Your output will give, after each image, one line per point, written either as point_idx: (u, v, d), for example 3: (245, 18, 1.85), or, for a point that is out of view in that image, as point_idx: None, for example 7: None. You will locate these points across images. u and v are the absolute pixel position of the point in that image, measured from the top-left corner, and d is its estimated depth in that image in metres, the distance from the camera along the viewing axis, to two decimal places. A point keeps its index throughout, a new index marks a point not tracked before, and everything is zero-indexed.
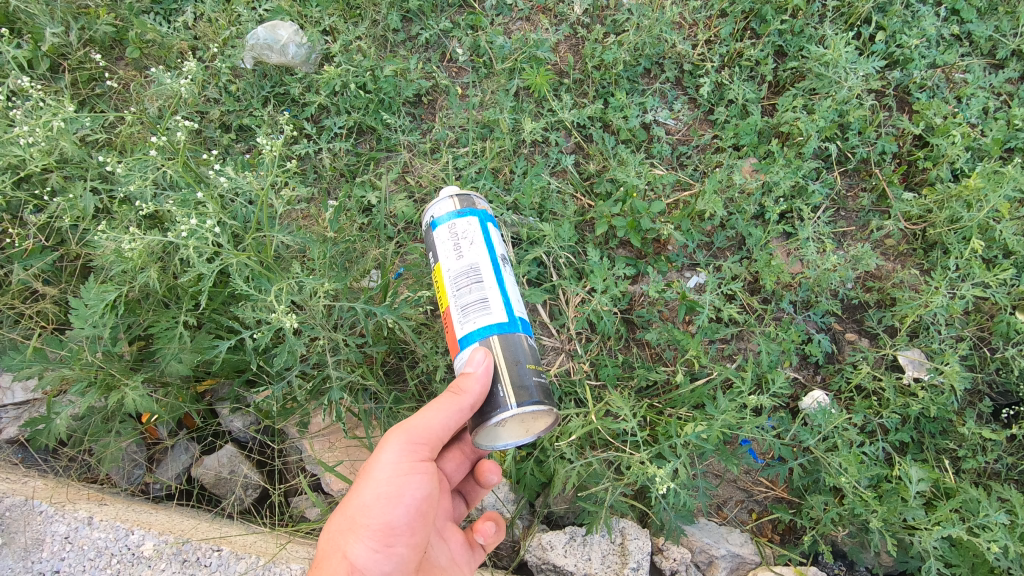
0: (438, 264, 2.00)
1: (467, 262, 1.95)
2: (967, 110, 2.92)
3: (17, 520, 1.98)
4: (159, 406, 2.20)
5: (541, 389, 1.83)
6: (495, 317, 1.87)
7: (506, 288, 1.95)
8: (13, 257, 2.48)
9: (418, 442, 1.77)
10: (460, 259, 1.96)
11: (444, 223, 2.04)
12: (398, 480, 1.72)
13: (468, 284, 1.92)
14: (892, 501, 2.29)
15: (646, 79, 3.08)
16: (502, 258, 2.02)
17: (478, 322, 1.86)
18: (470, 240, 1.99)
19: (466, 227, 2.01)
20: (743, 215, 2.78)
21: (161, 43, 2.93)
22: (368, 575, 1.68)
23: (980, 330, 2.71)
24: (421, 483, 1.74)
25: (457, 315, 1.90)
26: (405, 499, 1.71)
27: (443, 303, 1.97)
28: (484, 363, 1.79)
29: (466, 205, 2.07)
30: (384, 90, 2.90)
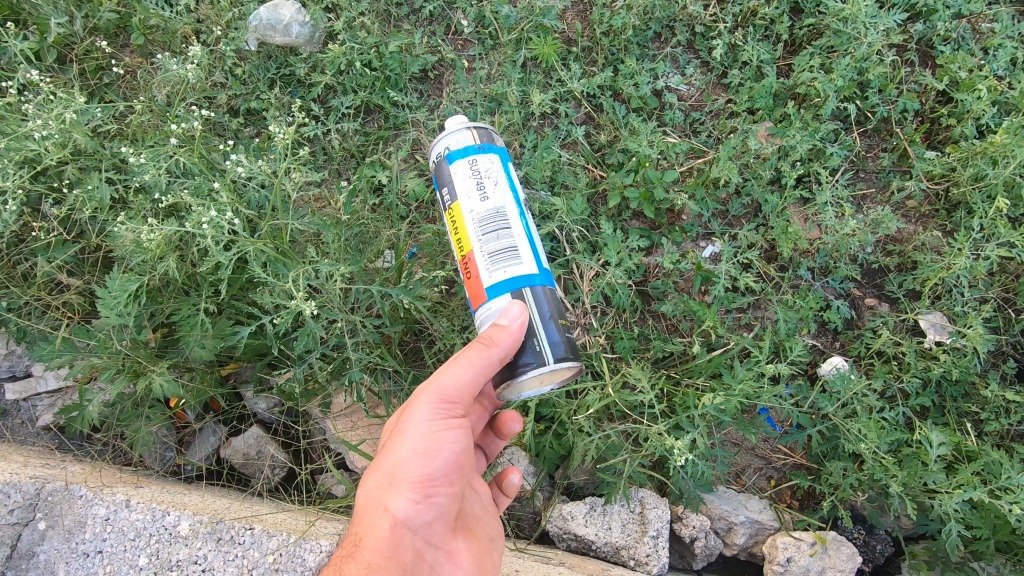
0: (457, 204, 1.99)
1: (495, 205, 1.97)
2: (994, 62, 2.80)
3: (59, 504, 2.06)
4: (185, 391, 2.26)
5: (568, 346, 1.84)
6: (526, 268, 1.89)
7: (531, 237, 1.98)
8: (35, 250, 2.53)
9: (450, 400, 1.75)
10: (485, 202, 1.96)
11: (462, 159, 2.02)
12: (433, 436, 1.73)
13: (494, 228, 1.93)
14: (913, 465, 2.29)
15: (657, 44, 2.99)
16: (524, 205, 2.06)
17: (509, 271, 1.87)
18: (494, 181, 2.00)
19: (488, 166, 2.02)
20: (759, 181, 2.73)
21: (165, 28, 2.91)
22: (412, 524, 1.76)
23: (1005, 291, 2.66)
24: (456, 437, 1.77)
25: (484, 262, 1.90)
26: (442, 454, 1.74)
27: (463, 248, 1.95)
28: (521, 319, 1.79)
29: (482, 138, 2.08)
30: (390, 67, 2.87)
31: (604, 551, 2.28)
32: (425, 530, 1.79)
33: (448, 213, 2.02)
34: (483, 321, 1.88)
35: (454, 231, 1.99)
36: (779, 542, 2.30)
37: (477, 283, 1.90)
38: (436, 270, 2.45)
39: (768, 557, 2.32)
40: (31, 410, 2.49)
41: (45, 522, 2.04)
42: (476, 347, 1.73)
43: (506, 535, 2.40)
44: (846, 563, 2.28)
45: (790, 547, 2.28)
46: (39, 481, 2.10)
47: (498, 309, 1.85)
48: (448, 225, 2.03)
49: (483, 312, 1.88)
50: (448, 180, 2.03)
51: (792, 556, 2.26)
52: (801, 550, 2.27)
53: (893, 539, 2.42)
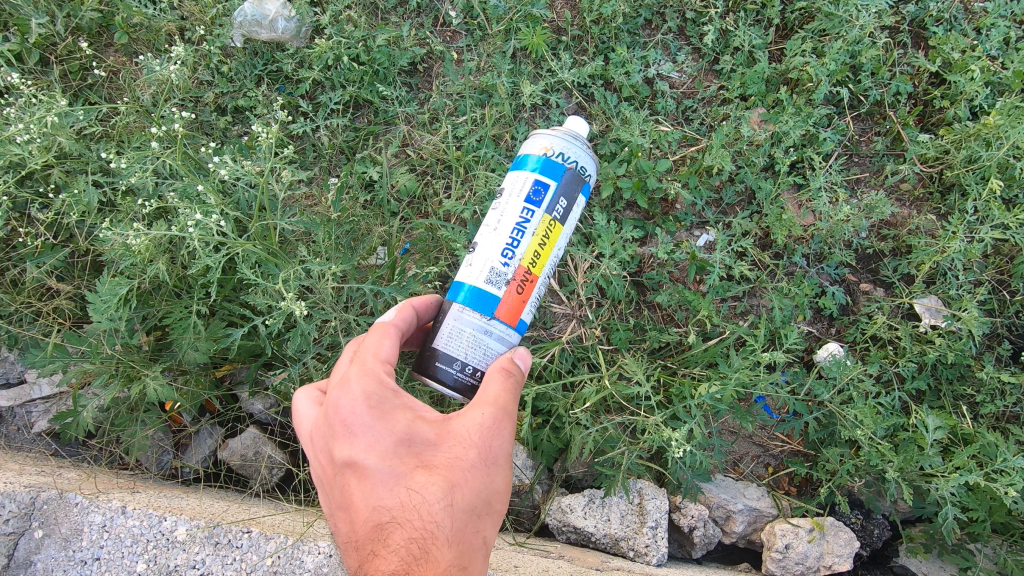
0: (556, 228, 1.98)
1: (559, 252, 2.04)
2: (987, 41, 2.78)
3: (54, 513, 2.06)
4: (179, 394, 2.25)
5: None
6: None
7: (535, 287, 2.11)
8: (24, 255, 2.51)
9: None
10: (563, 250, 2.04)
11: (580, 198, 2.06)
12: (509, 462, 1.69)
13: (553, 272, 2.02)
14: (909, 450, 2.30)
15: (648, 31, 2.96)
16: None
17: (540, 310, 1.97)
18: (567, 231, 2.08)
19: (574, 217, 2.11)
20: (752, 168, 2.72)
21: (149, 26, 2.87)
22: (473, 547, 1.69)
23: (1000, 273, 2.65)
24: None
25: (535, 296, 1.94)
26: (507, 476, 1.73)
27: (533, 267, 1.91)
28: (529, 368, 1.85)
29: None
30: (378, 61, 2.83)
31: (603, 543, 2.29)
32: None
33: (546, 218, 1.95)
34: (495, 341, 1.83)
35: (540, 240, 1.93)
36: (777, 529, 2.30)
37: (517, 305, 1.88)
38: (429, 266, 2.44)
39: (767, 544, 2.33)
40: (26, 416, 2.48)
41: (41, 531, 2.04)
42: (513, 376, 1.75)
43: (506, 529, 2.40)
44: (843, 548, 2.29)
45: (788, 533, 2.28)
46: (34, 490, 2.09)
47: (507, 344, 1.87)
48: (538, 229, 1.93)
49: (501, 328, 1.84)
50: (565, 198, 2.00)
51: (790, 542, 2.27)
52: (799, 537, 2.28)
53: (890, 524, 2.43)
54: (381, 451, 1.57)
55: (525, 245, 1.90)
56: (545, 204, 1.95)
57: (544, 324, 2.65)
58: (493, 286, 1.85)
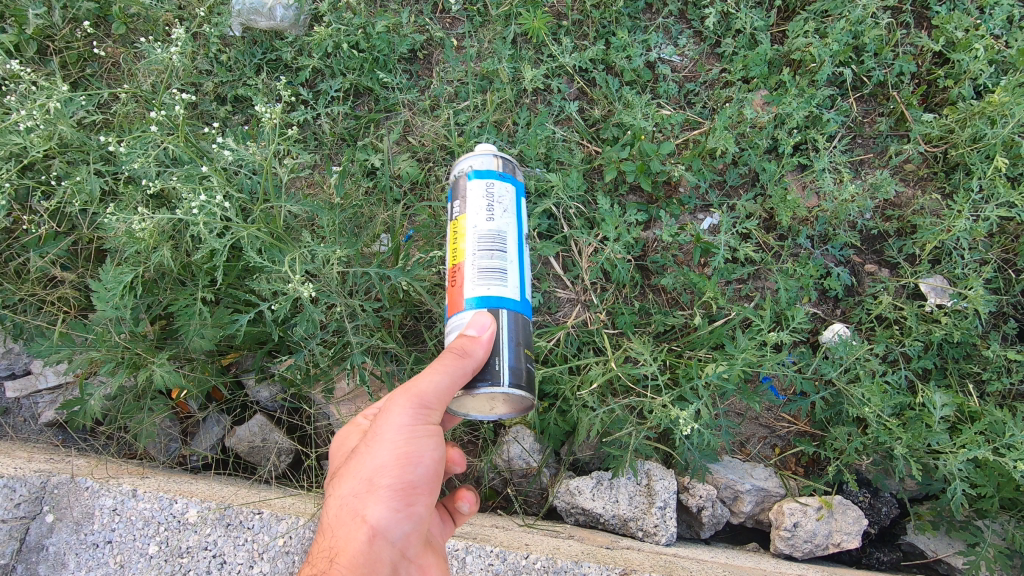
0: (463, 216, 1.97)
1: (498, 229, 1.95)
2: (990, 20, 2.75)
3: (66, 496, 2.07)
4: (186, 381, 2.26)
5: (526, 374, 1.80)
6: (506, 292, 1.88)
7: (522, 266, 1.98)
8: (28, 245, 2.50)
9: (428, 405, 1.61)
10: (489, 222, 1.95)
11: (482, 177, 2.02)
12: (412, 442, 1.58)
13: (492, 248, 1.92)
14: (917, 427, 2.30)
15: (648, 15, 2.94)
16: (523, 235, 2.05)
17: (491, 288, 1.86)
18: (505, 209, 1.99)
19: (502, 192, 2.01)
20: (755, 150, 2.71)
21: (146, 16, 2.84)
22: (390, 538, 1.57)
23: (1005, 252, 2.65)
24: (436, 446, 1.63)
25: (472, 276, 1.88)
26: (422, 459, 1.59)
27: (454, 257, 1.94)
28: (491, 332, 1.78)
29: (505, 167, 2.09)
30: (378, 48, 2.81)
31: (612, 524, 2.29)
32: (402, 543, 1.61)
33: (451, 219, 2.02)
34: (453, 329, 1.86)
35: (453, 238, 1.97)
36: (785, 508, 2.31)
37: (458, 295, 1.87)
38: (433, 251, 2.44)
39: (775, 522, 2.33)
40: (32, 407, 2.49)
41: (52, 514, 2.04)
42: (455, 352, 1.68)
43: (514, 512, 2.41)
44: (852, 525, 2.30)
45: (796, 512, 2.29)
46: (44, 475, 2.10)
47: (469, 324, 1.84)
48: (450, 233, 2.01)
49: (455, 321, 1.87)
50: (463, 192, 2.02)
51: (799, 521, 2.28)
52: (807, 515, 2.28)
53: (898, 501, 2.43)
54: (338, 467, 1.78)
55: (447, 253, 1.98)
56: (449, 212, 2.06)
57: (549, 308, 2.65)
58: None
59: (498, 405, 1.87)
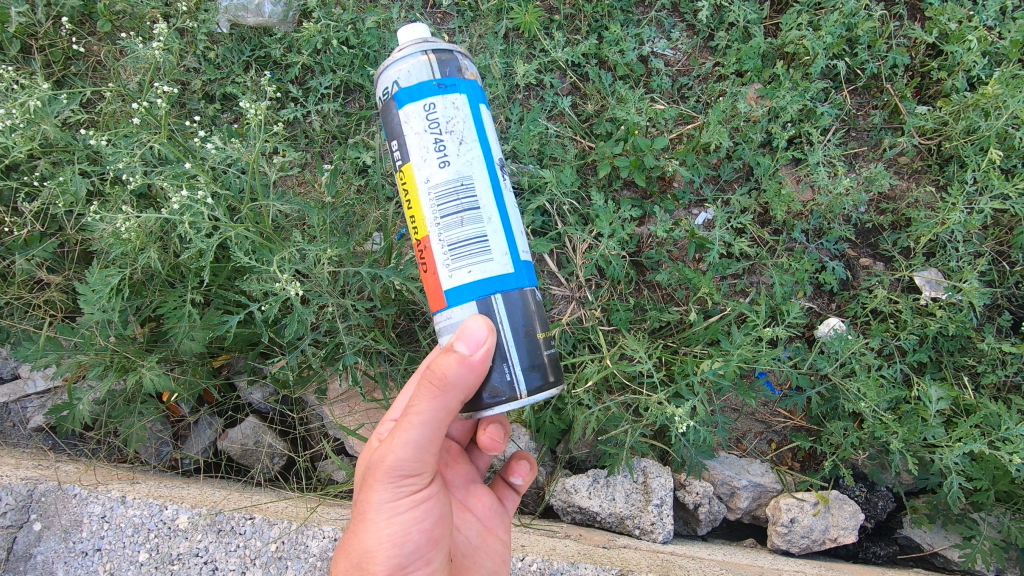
0: (408, 165, 1.69)
1: (457, 174, 1.66)
2: (984, 11, 2.74)
3: (53, 505, 2.03)
4: (176, 384, 2.23)
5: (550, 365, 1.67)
6: (498, 267, 1.64)
7: (506, 213, 1.70)
8: (12, 247, 2.46)
9: (406, 468, 1.58)
10: (443, 167, 1.66)
11: (413, 97, 1.69)
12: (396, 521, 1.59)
13: (455, 207, 1.65)
14: (913, 421, 2.30)
15: (641, 8, 2.91)
16: (497, 164, 1.75)
17: (472, 269, 1.62)
18: (459, 139, 1.68)
19: (453, 114, 1.69)
20: (750, 144, 2.68)
21: (132, 13, 2.79)
22: None
23: (999, 244, 2.64)
24: (420, 513, 1.62)
25: (444, 257, 1.64)
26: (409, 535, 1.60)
27: (417, 230, 1.70)
28: (485, 347, 1.52)
29: (438, 72, 1.71)
30: (368, 44, 2.77)
31: (609, 522, 2.29)
32: None
33: (401, 169, 1.72)
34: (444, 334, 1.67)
35: (408, 202, 1.72)
36: (782, 504, 2.31)
37: (435, 283, 1.66)
38: None
39: (772, 518, 2.33)
40: (21, 412, 2.44)
41: (40, 522, 2.01)
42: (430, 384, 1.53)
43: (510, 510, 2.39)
44: (848, 520, 2.31)
45: (793, 508, 2.29)
46: (31, 482, 2.07)
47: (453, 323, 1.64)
48: (402, 187, 1.73)
49: (442, 319, 1.66)
50: (398, 129, 1.71)
51: (796, 516, 2.28)
52: (804, 511, 2.28)
53: (894, 495, 2.44)
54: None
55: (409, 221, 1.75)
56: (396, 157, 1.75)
57: (543, 306, 2.63)
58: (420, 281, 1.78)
59: None
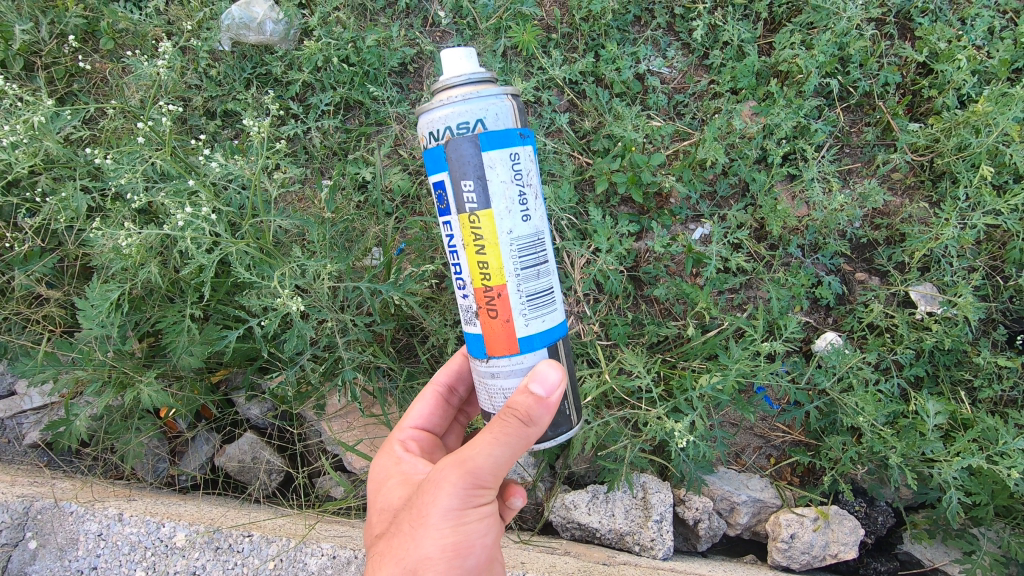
0: (487, 211, 1.55)
1: (535, 227, 1.61)
2: (972, 31, 2.79)
3: (50, 522, 2.02)
4: (175, 400, 2.23)
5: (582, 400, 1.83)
6: (559, 317, 1.67)
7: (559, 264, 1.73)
8: (12, 262, 2.46)
9: (483, 483, 1.50)
10: (525, 222, 1.59)
11: (499, 145, 1.54)
12: (461, 533, 1.51)
13: (533, 259, 1.61)
14: (911, 436, 2.31)
15: (637, 27, 2.95)
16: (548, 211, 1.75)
17: (546, 320, 1.63)
18: (535, 191, 1.62)
19: (529, 165, 1.61)
20: (745, 160, 2.72)
21: (135, 31, 2.83)
22: None
23: (993, 259, 2.67)
24: (485, 529, 1.56)
25: (521, 306, 1.59)
26: (471, 550, 1.52)
27: (489, 279, 1.58)
28: (560, 391, 1.51)
29: (519, 120, 1.61)
30: (368, 62, 2.80)
31: (608, 538, 2.27)
32: None
33: (463, 216, 1.56)
34: (507, 377, 1.61)
35: (474, 246, 1.58)
36: (782, 519, 2.30)
37: (507, 332, 1.59)
38: (425, 264, 2.43)
39: (772, 534, 2.33)
40: (16, 428, 2.42)
41: (35, 541, 2.00)
42: (512, 414, 1.48)
43: (509, 526, 2.39)
44: (848, 536, 2.30)
45: (792, 523, 2.28)
46: (28, 499, 2.05)
47: (522, 370, 1.60)
48: (470, 236, 1.57)
49: (504, 362, 1.60)
50: (477, 173, 1.53)
51: (795, 532, 2.27)
52: (803, 526, 2.28)
53: (894, 510, 2.43)
54: (372, 515, 1.74)
55: (467, 263, 1.60)
56: (454, 203, 1.58)
57: None
58: (467, 324, 1.65)
59: None
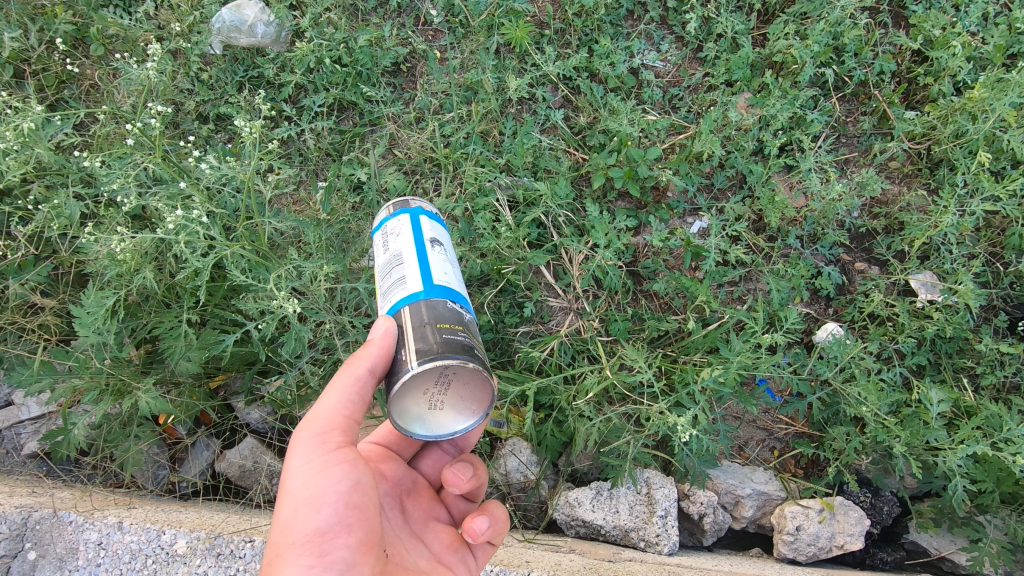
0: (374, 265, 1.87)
1: (392, 252, 1.77)
2: (967, 17, 2.78)
3: (48, 533, 2.00)
4: (174, 407, 2.21)
5: (454, 346, 1.51)
6: (410, 288, 1.64)
7: (426, 262, 1.71)
8: (5, 272, 2.43)
9: (325, 428, 1.58)
10: (382, 249, 1.83)
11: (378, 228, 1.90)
12: (315, 480, 1.51)
13: (393, 272, 1.72)
14: (915, 424, 2.29)
15: (630, 22, 2.95)
16: (431, 241, 1.79)
17: (393, 296, 1.66)
18: (395, 232, 1.81)
19: (397, 226, 1.83)
20: (742, 152, 2.71)
21: (125, 36, 2.81)
22: None
23: (992, 245, 2.66)
24: (342, 474, 1.53)
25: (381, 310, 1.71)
26: (328, 497, 1.49)
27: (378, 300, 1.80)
28: (387, 330, 1.58)
29: (397, 206, 1.90)
30: (361, 62, 2.79)
31: (613, 535, 2.26)
32: None
33: None
34: None
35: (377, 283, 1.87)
36: (787, 512, 2.29)
37: None
38: None
39: (777, 527, 2.31)
40: (16, 438, 2.41)
41: (35, 551, 1.98)
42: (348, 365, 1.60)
43: (513, 526, 2.37)
44: (854, 526, 2.29)
45: (798, 515, 2.27)
46: (26, 510, 2.03)
47: None
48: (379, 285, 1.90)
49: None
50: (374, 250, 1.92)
51: (801, 524, 2.25)
52: (809, 518, 2.26)
53: (899, 500, 2.42)
54: None
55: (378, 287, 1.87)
56: None
57: (542, 318, 2.62)
58: None
59: (468, 407, 1.58)
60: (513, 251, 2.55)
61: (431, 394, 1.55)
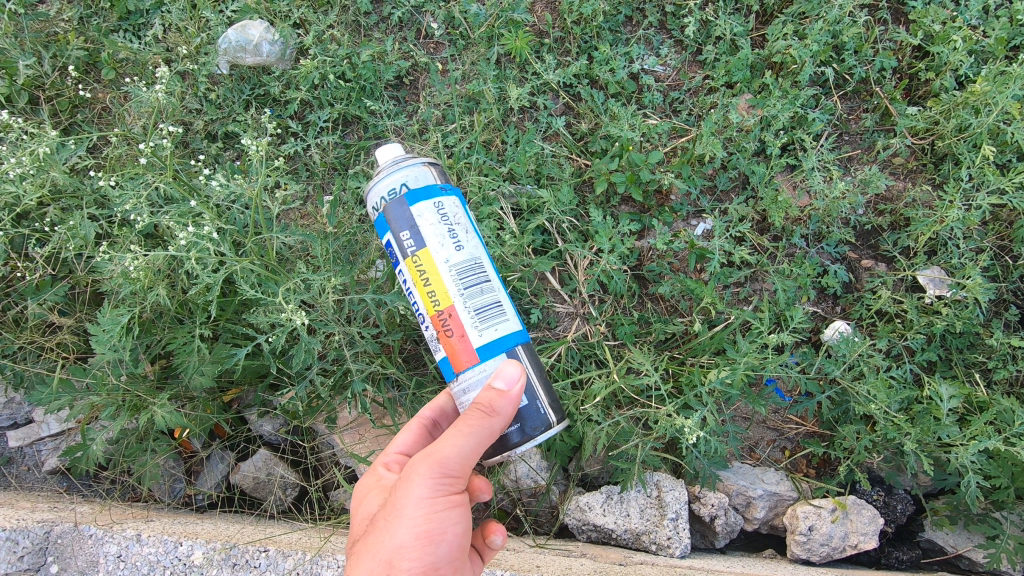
0: (425, 251, 1.81)
1: (466, 256, 1.83)
2: (967, 11, 2.77)
3: (70, 546, 2.05)
4: (188, 421, 2.26)
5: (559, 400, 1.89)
6: (512, 325, 1.84)
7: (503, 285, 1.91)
8: (24, 292, 2.50)
9: (450, 472, 1.57)
10: (459, 250, 1.83)
11: (423, 199, 1.84)
12: (434, 519, 1.54)
13: (475, 280, 1.82)
14: (925, 421, 2.28)
15: (629, 28, 2.97)
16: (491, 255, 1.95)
17: (499, 329, 1.80)
18: (461, 229, 1.87)
19: (454, 212, 1.88)
20: (743, 153, 2.72)
21: (135, 59, 2.89)
22: None
23: (1000, 239, 2.64)
24: (459, 518, 1.60)
25: (472, 320, 1.78)
26: (447, 537, 1.56)
27: (439, 302, 1.79)
28: (521, 383, 1.67)
29: (441, 182, 1.91)
30: (364, 77, 2.84)
31: (624, 538, 2.27)
32: None
33: (408, 261, 1.83)
34: (472, 387, 1.77)
35: (422, 280, 1.81)
36: (799, 512, 2.28)
37: (465, 345, 1.77)
38: None
39: (789, 527, 2.30)
40: (36, 455, 2.49)
41: (57, 564, 2.02)
42: (477, 409, 1.61)
43: (525, 532, 2.39)
44: (868, 525, 2.27)
45: (810, 515, 2.26)
46: (47, 524, 2.09)
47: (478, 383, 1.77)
48: (411, 272, 1.83)
49: (472, 376, 1.76)
50: (412, 222, 1.83)
51: (813, 524, 2.25)
52: (822, 518, 2.25)
53: (913, 498, 2.40)
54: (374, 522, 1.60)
55: (416, 288, 1.83)
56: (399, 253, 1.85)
57: (548, 324, 2.66)
58: (434, 351, 1.84)
59: None
60: (517, 258, 2.58)
61: (529, 428, 1.77)
